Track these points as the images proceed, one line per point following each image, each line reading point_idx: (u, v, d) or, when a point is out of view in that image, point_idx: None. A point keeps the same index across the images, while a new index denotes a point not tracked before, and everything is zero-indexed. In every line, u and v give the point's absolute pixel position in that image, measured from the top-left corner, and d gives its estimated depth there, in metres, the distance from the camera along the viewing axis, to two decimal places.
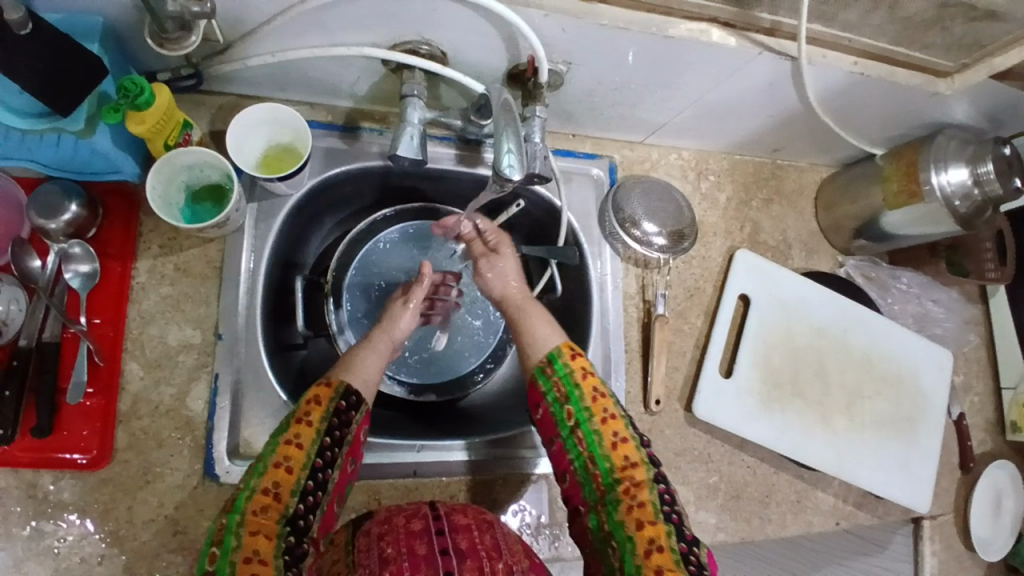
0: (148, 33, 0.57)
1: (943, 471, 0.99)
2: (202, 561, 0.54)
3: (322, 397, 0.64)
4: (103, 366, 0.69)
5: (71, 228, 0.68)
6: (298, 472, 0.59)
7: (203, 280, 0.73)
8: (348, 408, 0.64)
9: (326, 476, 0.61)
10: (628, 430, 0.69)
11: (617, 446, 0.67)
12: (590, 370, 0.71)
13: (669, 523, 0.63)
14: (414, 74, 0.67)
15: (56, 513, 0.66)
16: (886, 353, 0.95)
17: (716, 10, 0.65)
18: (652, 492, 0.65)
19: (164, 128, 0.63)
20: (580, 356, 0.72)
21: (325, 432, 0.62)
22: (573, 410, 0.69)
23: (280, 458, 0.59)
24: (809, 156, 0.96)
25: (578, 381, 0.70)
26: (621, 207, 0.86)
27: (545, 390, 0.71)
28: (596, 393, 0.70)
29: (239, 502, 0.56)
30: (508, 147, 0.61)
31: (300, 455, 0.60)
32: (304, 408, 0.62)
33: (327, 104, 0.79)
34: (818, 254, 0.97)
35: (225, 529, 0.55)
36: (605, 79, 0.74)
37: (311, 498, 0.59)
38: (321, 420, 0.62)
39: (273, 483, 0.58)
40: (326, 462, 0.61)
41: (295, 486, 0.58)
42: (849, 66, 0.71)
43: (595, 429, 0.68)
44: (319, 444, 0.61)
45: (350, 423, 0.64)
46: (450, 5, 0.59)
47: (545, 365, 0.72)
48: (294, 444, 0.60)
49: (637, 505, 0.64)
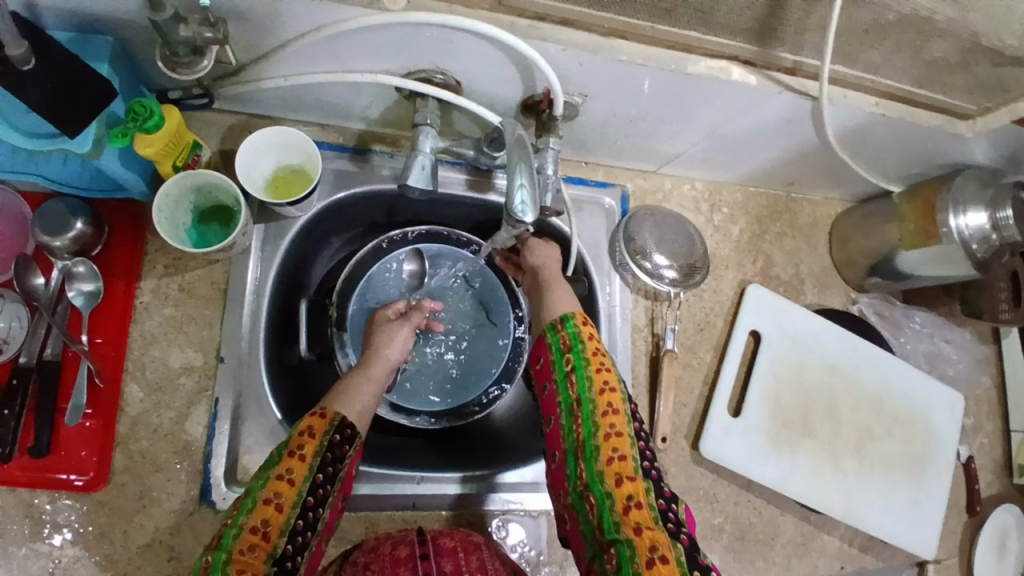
0: (160, 57, 0.56)
1: (950, 515, 0.97)
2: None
3: (316, 429, 0.59)
4: (104, 387, 0.68)
5: (76, 246, 0.68)
6: (288, 510, 0.54)
7: (208, 302, 0.72)
8: (342, 442, 0.60)
9: (316, 516, 0.56)
10: (620, 384, 0.64)
11: (605, 392, 0.63)
12: (598, 335, 0.67)
13: (647, 480, 0.58)
14: (427, 103, 0.66)
15: (51, 536, 0.65)
16: (898, 394, 0.93)
17: (736, 48, 0.63)
18: (633, 447, 0.60)
19: (173, 150, 0.62)
20: (593, 326, 0.68)
21: (319, 468, 0.57)
22: (571, 357, 0.65)
23: (271, 493, 0.54)
24: (824, 190, 0.95)
25: (584, 337, 0.66)
26: (632, 237, 0.85)
27: (550, 341, 0.67)
28: (598, 349, 0.65)
29: (226, 540, 0.51)
30: (520, 182, 0.60)
31: (291, 492, 0.55)
32: (296, 441, 0.58)
33: (339, 126, 0.78)
34: (831, 290, 0.96)
35: (210, 567, 0.50)
36: (619, 110, 0.73)
37: (300, 539, 0.55)
38: (314, 456, 0.57)
39: (261, 521, 0.53)
40: (318, 500, 0.57)
41: (285, 525, 0.54)
42: (870, 106, 0.69)
43: (588, 375, 0.64)
44: (311, 480, 0.57)
45: (345, 458, 0.60)
46: (466, 37, 0.58)
47: (558, 322, 0.68)
48: (286, 480, 0.55)
49: (617, 457, 0.59)
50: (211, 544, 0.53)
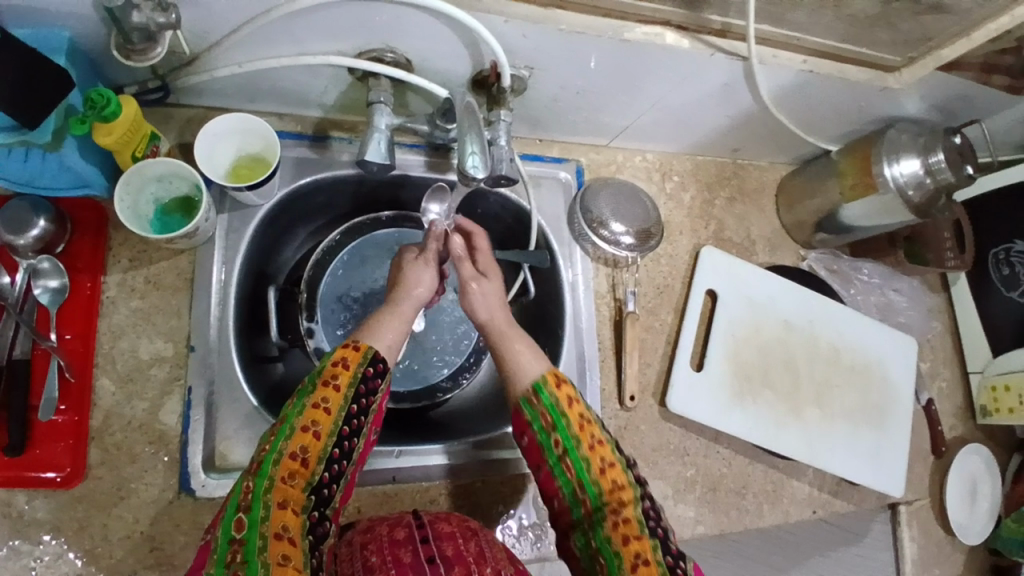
0: (114, 45, 0.59)
1: (916, 457, 1.01)
2: (225, 527, 0.53)
3: (350, 360, 0.62)
4: (74, 382, 0.68)
5: (40, 244, 0.69)
6: (324, 440, 0.59)
7: (174, 292, 0.73)
8: (375, 375, 0.63)
9: (351, 445, 0.62)
10: (616, 454, 0.65)
11: (605, 471, 0.64)
12: (576, 398, 0.66)
13: (654, 537, 0.61)
14: (380, 81, 0.69)
15: (30, 533, 0.65)
16: (853, 343, 0.97)
17: (668, 14, 0.67)
18: (637, 508, 0.62)
19: (132, 140, 0.64)
20: (566, 383, 0.67)
21: (353, 399, 0.61)
22: (561, 439, 0.65)
23: (308, 422, 0.59)
24: (767, 155, 1.00)
25: (565, 411, 0.65)
26: (589, 208, 0.88)
27: (529, 419, 0.66)
28: (583, 420, 0.66)
29: (268, 466, 0.56)
30: (472, 149, 0.63)
31: (328, 421, 0.60)
32: (331, 371, 0.61)
33: (296, 114, 0.80)
34: (783, 250, 1.00)
35: (252, 495, 0.55)
36: (568, 83, 0.76)
37: (337, 467, 0.60)
38: (348, 388, 0.61)
39: (300, 449, 0.58)
40: (353, 430, 0.62)
41: (322, 453, 0.59)
42: (799, 65, 0.74)
43: (583, 456, 0.64)
44: (346, 410, 0.61)
45: (377, 391, 0.64)
46: (412, 12, 0.61)
47: (531, 395, 0.66)
48: (322, 409, 0.60)
49: (623, 522, 0.62)
50: (251, 467, 0.57)
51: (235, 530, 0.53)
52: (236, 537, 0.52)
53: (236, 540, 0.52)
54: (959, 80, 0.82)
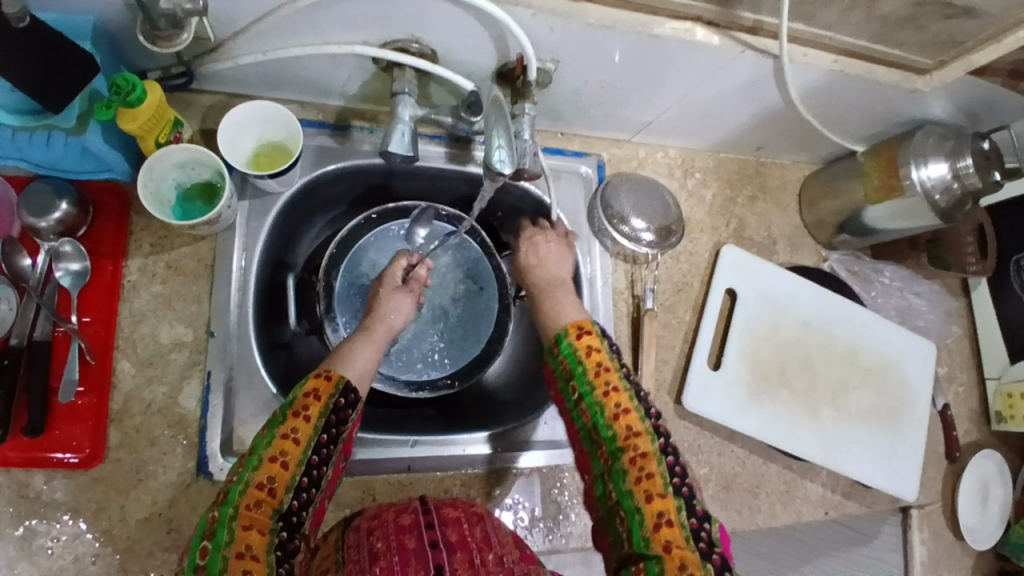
0: (140, 31, 0.58)
1: (930, 461, 1.00)
2: (191, 557, 0.51)
3: (321, 391, 0.60)
4: (95, 364, 0.69)
5: (62, 228, 0.69)
6: (293, 468, 0.56)
7: (195, 278, 0.73)
8: (347, 405, 0.61)
9: (320, 474, 0.58)
10: (633, 402, 0.63)
11: (619, 416, 0.62)
12: (597, 347, 0.67)
13: (678, 497, 0.58)
14: (405, 72, 0.68)
15: (49, 513, 0.66)
16: (871, 346, 0.97)
17: (698, 9, 0.66)
18: (660, 464, 0.60)
19: (155, 126, 0.64)
20: (588, 333, 0.68)
21: (323, 429, 0.59)
22: (577, 384, 0.65)
23: (276, 452, 0.56)
24: (792, 153, 0.98)
25: (582, 358, 0.66)
26: (610, 204, 0.87)
27: (553, 367, 0.68)
28: (600, 367, 0.65)
29: (233, 495, 0.53)
30: (498, 143, 0.62)
31: (297, 450, 0.57)
32: (302, 402, 0.59)
33: (318, 103, 0.80)
34: (802, 250, 0.99)
35: (217, 523, 0.52)
36: (591, 77, 0.75)
37: (305, 495, 0.57)
38: (318, 417, 0.59)
39: (267, 479, 0.55)
40: (323, 458, 0.58)
41: (290, 482, 0.55)
42: (829, 64, 0.73)
43: (596, 402, 0.63)
44: (317, 440, 0.58)
45: (348, 421, 0.61)
46: (436, 3, 0.60)
47: (554, 345, 0.69)
48: (291, 439, 0.57)
49: (645, 477, 0.59)
50: (217, 497, 0.54)
51: (198, 557, 0.50)
52: (200, 563, 0.50)
53: (201, 566, 0.50)
54: (992, 83, 0.80)
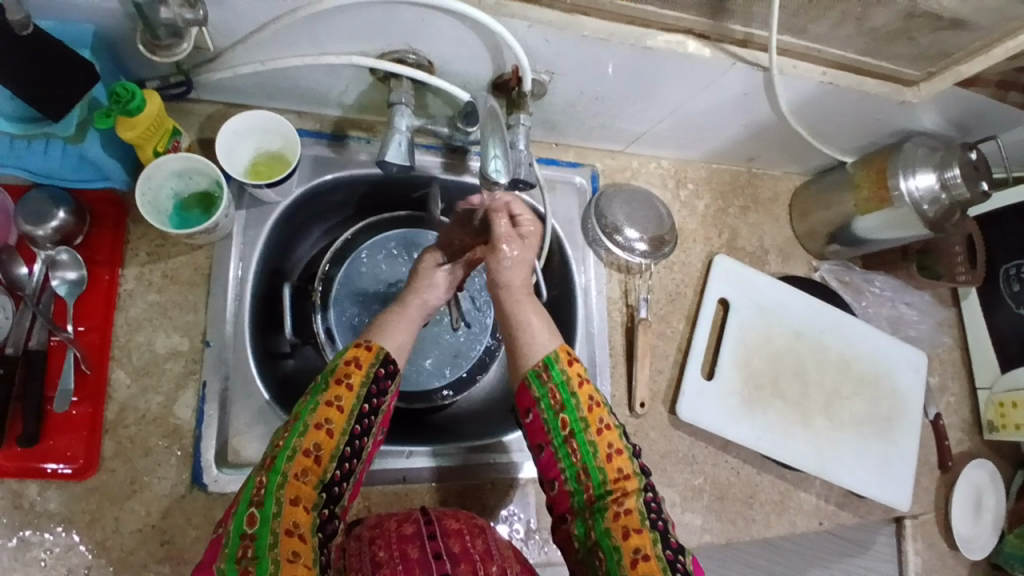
0: (141, 40, 0.59)
1: (923, 471, 1.01)
2: (237, 521, 0.54)
3: (363, 360, 0.63)
4: (91, 374, 0.68)
5: (59, 236, 0.69)
6: (337, 437, 0.60)
7: (191, 286, 0.73)
8: (386, 376, 0.64)
9: (361, 444, 0.62)
10: (622, 441, 0.67)
11: (611, 458, 0.65)
12: (587, 379, 0.68)
13: (654, 530, 0.63)
14: (401, 83, 0.69)
15: (42, 524, 0.65)
16: (864, 354, 0.97)
17: (691, 23, 0.67)
18: (639, 500, 0.64)
19: (154, 134, 0.65)
20: (578, 362, 0.69)
21: (364, 399, 0.62)
22: (568, 419, 0.66)
23: (320, 419, 0.60)
24: (783, 165, 1.00)
25: (575, 389, 0.67)
26: (604, 213, 0.88)
27: (538, 396, 0.67)
28: (592, 402, 0.67)
29: (281, 463, 0.57)
30: (494, 152, 0.63)
31: (340, 419, 0.60)
32: (343, 371, 0.62)
33: (315, 113, 0.82)
34: (794, 260, 1.01)
35: (265, 491, 0.56)
36: (586, 89, 0.76)
37: (347, 465, 0.60)
38: (360, 386, 0.62)
39: (313, 445, 0.59)
40: (363, 429, 0.62)
41: (334, 451, 0.59)
42: (819, 77, 0.75)
43: (590, 440, 0.66)
44: (358, 409, 0.62)
45: (387, 392, 0.64)
46: (435, 15, 0.61)
47: (542, 368, 0.67)
48: (335, 407, 0.60)
49: (623, 513, 0.63)
50: (264, 463, 0.58)
51: (246, 524, 0.54)
52: (248, 531, 0.54)
53: (248, 534, 0.53)
54: (979, 95, 0.82)
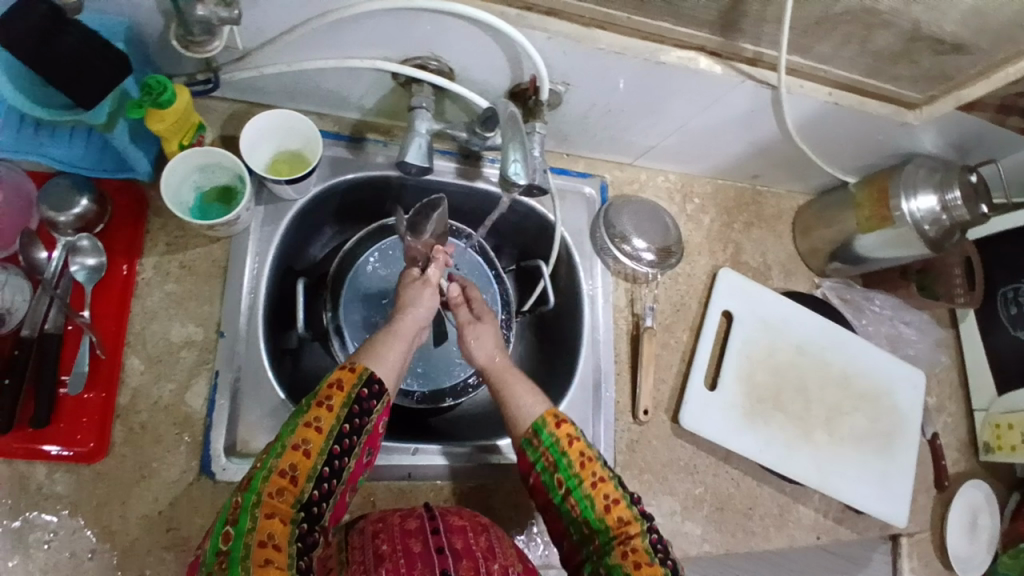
0: (175, 36, 0.61)
1: (920, 489, 1.02)
2: (214, 540, 0.55)
3: (345, 381, 0.62)
4: (105, 359, 0.69)
5: (80, 223, 0.71)
6: (315, 457, 0.59)
7: (208, 279, 0.75)
8: (370, 397, 0.63)
9: (342, 464, 0.62)
10: (618, 490, 0.68)
11: (610, 508, 0.67)
12: (576, 436, 0.69)
13: (664, 565, 0.65)
14: (422, 88, 0.72)
15: (48, 507, 0.66)
16: (863, 370, 0.99)
17: (702, 40, 0.70)
18: (645, 540, 0.65)
19: (180, 129, 0.67)
20: (566, 421, 0.70)
21: (345, 419, 0.61)
22: (563, 477, 0.68)
23: (299, 440, 0.59)
24: (787, 183, 1.02)
25: (565, 447, 0.68)
26: (612, 224, 0.90)
27: (533, 460, 0.69)
28: (583, 457, 0.68)
29: (257, 482, 0.57)
30: (513, 157, 0.65)
31: (319, 439, 0.60)
32: (326, 392, 0.62)
33: (335, 116, 0.84)
34: (796, 276, 1.02)
35: (240, 509, 0.56)
36: (599, 101, 0.78)
37: (326, 485, 0.60)
38: (342, 407, 0.61)
39: (289, 466, 0.58)
40: (344, 449, 0.62)
41: (311, 471, 0.59)
42: (824, 96, 0.77)
43: (586, 494, 0.67)
44: (339, 430, 0.61)
45: (372, 411, 0.63)
46: (458, 23, 0.64)
47: (532, 435, 0.69)
48: (314, 428, 0.60)
49: (632, 550, 0.64)
50: (241, 483, 0.58)
51: (222, 542, 0.54)
52: (223, 548, 0.54)
53: (222, 551, 0.54)
54: (978, 119, 0.85)
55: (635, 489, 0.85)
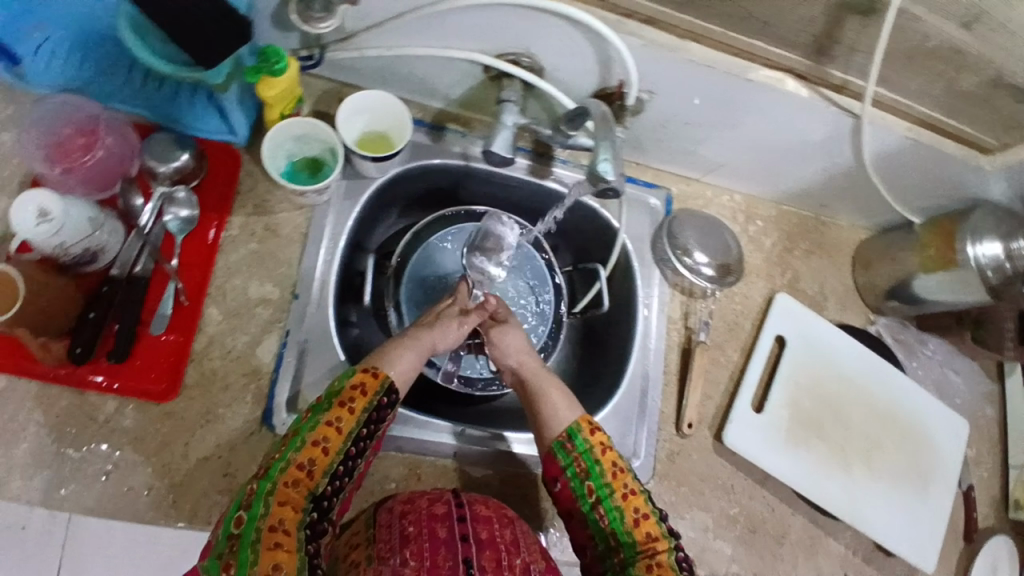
0: (294, 10, 0.64)
1: (953, 541, 1.00)
2: (226, 523, 0.58)
3: (367, 386, 0.66)
4: (187, 306, 0.74)
5: (178, 176, 0.75)
6: (332, 455, 0.63)
7: (289, 242, 0.79)
8: (387, 404, 0.67)
9: (354, 464, 0.65)
10: (648, 505, 0.70)
11: (638, 522, 0.68)
12: (610, 446, 0.72)
13: None
14: (513, 82, 0.74)
15: (117, 437, 0.69)
16: (907, 411, 0.98)
17: (792, 62, 0.71)
18: (670, 556, 0.67)
19: (283, 99, 0.71)
20: (599, 430, 0.73)
21: (364, 422, 0.65)
22: (594, 486, 0.70)
23: (319, 436, 0.63)
24: (850, 215, 1.03)
25: (598, 456, 0.71)
26: (676, 235, 0.91)
27: (563, 464, 0.71)
28: (616, 467, 0.71)
29: (274, 471, 0.60)
30: (604, 156, 0.67)
31: (337, 438, 0.63)
32: (348, 394, 0.65)
33: (419, 103, 0.88)
34: (851, 310, 1.02)
35: (254, 495, 0.59)
36: (681, 113, 0.80)
37: (338, 482, 0.63)
38: (361, 410, 0.65)
39: (308, 460, 0.61)
40: (358, 450, 0.65)
41: (327, 467, 0.62)
42: (904, 130, 0.78)
43: (617, 506, 0.69)
44: (356, 432, 0.64)
45: (386, 419, 0.67)
46: (557, 22, 0.66)
47: (565, 439, 0.72)
48: (334, 427, 0.63)
49: (656, 565, 0.66)
50: (258, 472, 0.61)
51: (233, 526, 0.57)
52: (234, 532, 0.57)
53: (233, 535, 0.57)
54: None
55: (669, 500, 0.86)
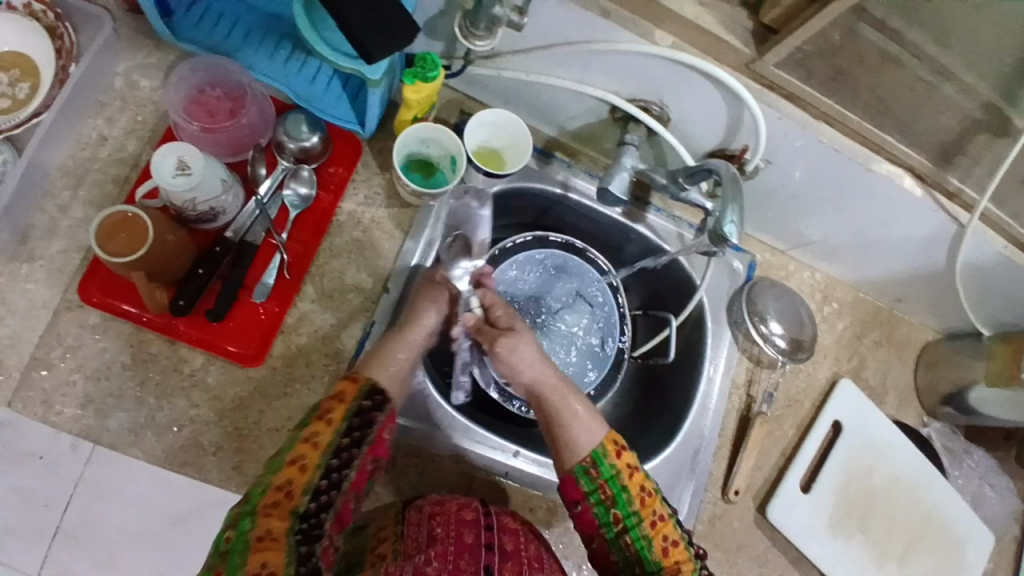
0: (460, 25, 0.67)
1: None
2: (217, 544, 0.55)
3: (346, 393, 0.64)
4: (288, 280, 0.76)
5: (303, 155, 0.78)
6: (312, 471, 0.59)
7: (390, 236, 0.81)
8: (370, 407, 0.64)
9: (341, 476, 0.61)
10: (677, 531, 0.70)
11: (668, 550, 0.69)
12: (636, 467, 0.71)
13: None
14: (638, 126, 0.79)
15: (197, 392, 0.71)
16: (949, 519, 0.97)
17: (915, 161, 0.72)
18: None
19: (422, 104, 0.74)
20: (624, 452, 0.71)
21: (344, 432, 0.62)
22: (620, 513, 0.69)
23: (296, 454, 0.59)
24: (924, 314, 1.03)
25: (624, 480, 0.70)
26: (754, 301, 0.93)
27: (587, 489, 0.69)
28: (644, 493, 0.70)
29: (254, 493, 0.57)
30: (731, 217, 0.68)
31: (314, 454, 0.60)
32: (326, 406, 0.63)
33: (535, 127, 0.90)
34: (907, 407, 1.02)
35: (240, 515, 0.56)
36: (791, 185, 0.82)
37: (325, 497, 0.59)
38: (339, 420, 0.62)
39: (286, 480, 0.58)
40: (343, 462, 0.61)
41: (307, 484, 0.58)
42: (1001, 246, 0.79)
43: (644, 534, 0.69)
44: (336, 443, 0.61)
45: (372, 423, 0.64)
46: (699, 78, 0.68)
47: (589, 464, 0.70)
48: (309, 443, 0.60)
49: None
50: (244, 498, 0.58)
51: (223, 544, 0.54)
52: (224, 549, 0.54)
53: (223, 554, 0.54)
54: None
55: None
